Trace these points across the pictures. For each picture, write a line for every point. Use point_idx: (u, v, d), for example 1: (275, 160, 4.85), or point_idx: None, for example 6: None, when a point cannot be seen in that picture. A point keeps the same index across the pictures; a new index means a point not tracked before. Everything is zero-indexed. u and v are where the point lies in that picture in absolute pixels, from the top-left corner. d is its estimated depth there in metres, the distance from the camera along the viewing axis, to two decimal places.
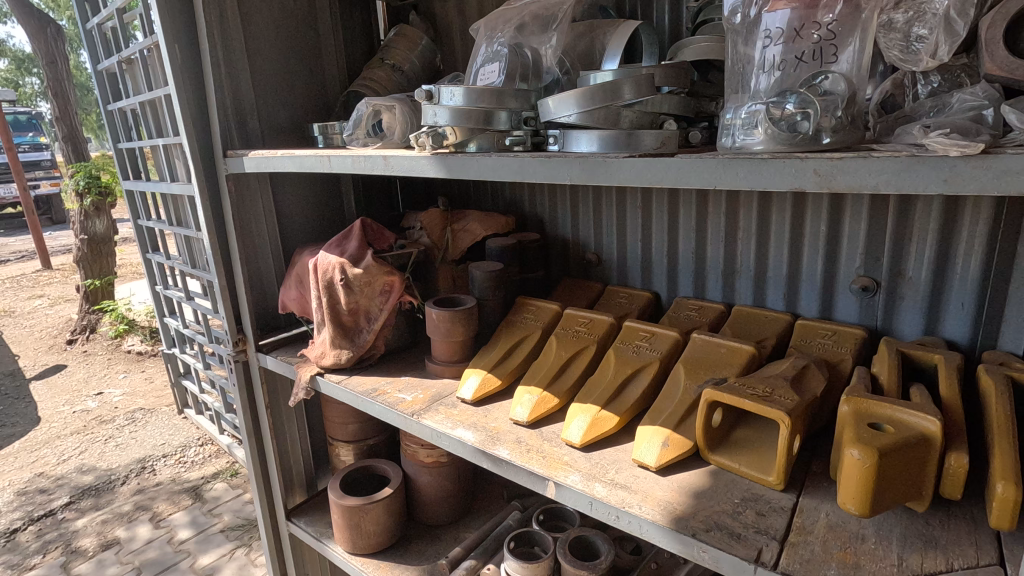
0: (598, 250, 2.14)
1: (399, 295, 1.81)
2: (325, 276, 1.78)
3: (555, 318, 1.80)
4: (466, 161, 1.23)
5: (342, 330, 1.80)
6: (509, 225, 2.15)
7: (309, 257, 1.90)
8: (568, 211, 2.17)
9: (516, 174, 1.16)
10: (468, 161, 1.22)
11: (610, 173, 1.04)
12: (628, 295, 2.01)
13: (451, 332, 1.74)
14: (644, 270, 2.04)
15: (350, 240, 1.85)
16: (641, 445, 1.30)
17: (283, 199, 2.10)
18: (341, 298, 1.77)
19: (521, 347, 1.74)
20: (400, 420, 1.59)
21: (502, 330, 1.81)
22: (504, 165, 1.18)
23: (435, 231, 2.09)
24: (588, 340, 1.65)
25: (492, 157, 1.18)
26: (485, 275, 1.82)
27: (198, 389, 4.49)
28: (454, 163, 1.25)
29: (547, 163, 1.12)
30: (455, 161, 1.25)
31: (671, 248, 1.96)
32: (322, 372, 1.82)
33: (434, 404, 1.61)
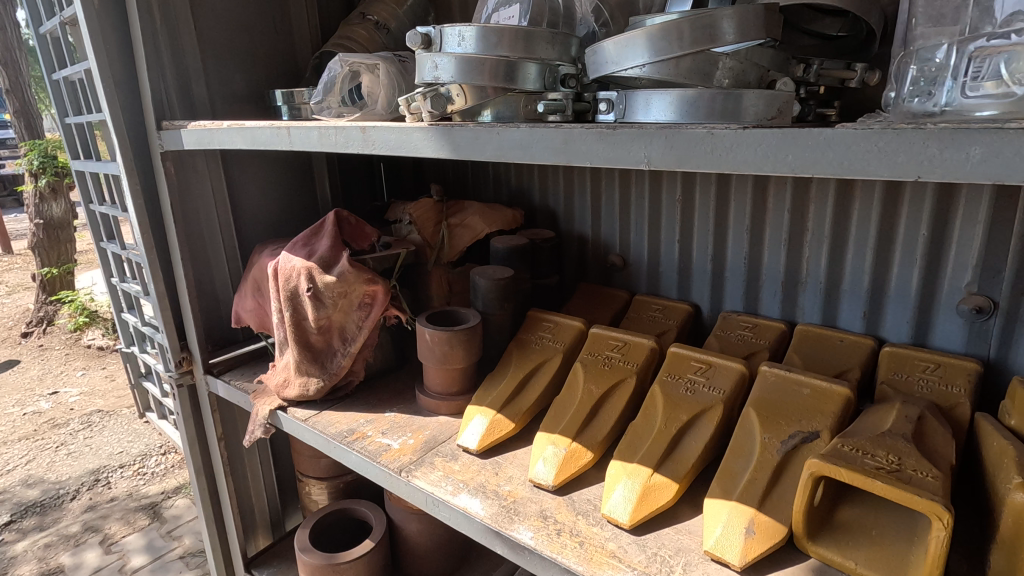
0: (624, 252, 1.77)
1: (383, 309, 1.42)
2: (287, 285, 1.39)
3: (578, 340, 1.45)
4: (481, 136, 0.85)
5: (309, 353, 1.42)
6: (517, 220, 1.79)
7: (269, 259, 1.50)
8: (588, 204, 1.80)
9: (557, 152, 0.78)
10: (484, 136, 0.84)
11: (714, 154, 0.67)
12: (663, 308, 1.65)
13: (451, 359, 1.37)
14: (681, 278, 1.69)
15: (321, 238, 1.46)
16: (716, 532, 0.96)
17: (239, 184, 1.69)
18: (308, 313, 1.39)
19: (538, 377, 1.39)
20: (385, 478, 1.21)
21: (511, 354, 1.45)
22: (538, 139, 0.80)
23: (427, 227, 1.69)
24: (625, 372, 1.30)
25: (520, 128, 0.81)
26: (491, 283, 1.45)
27: (160, 393, 4.06)
28: (463, 139, 0.87)
29: (608, 137, 0.74)
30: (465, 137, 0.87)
31: (718, 253, 1.60)
32: (284, 405, 1.44)
33: (429, 455, 1.25)
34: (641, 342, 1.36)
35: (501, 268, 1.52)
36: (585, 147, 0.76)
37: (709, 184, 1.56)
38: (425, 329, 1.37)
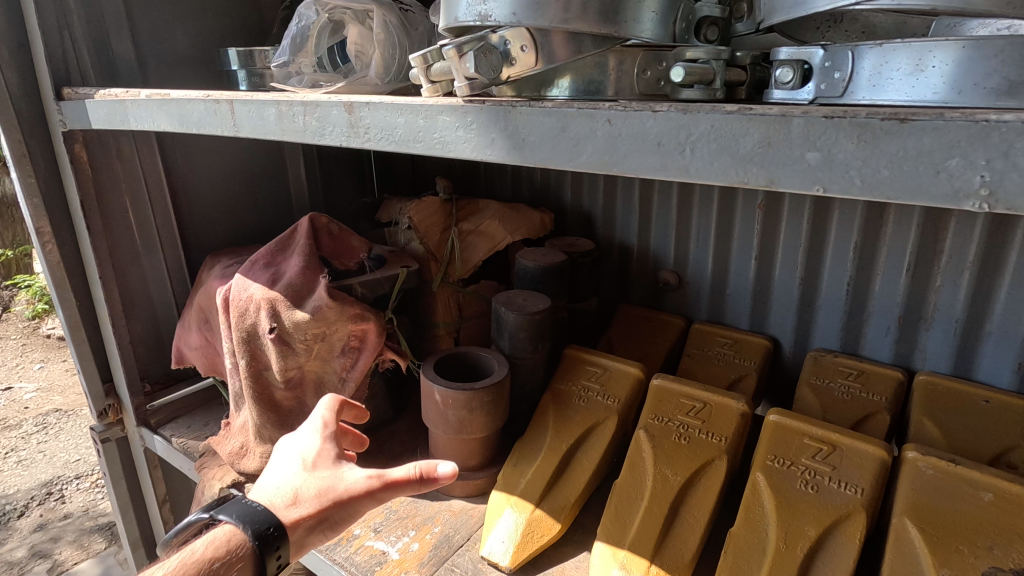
0: (681, 268, 1.40)
1: (376, 354, 1.04)
2: (241, 322, 1.00)
3: (635, 393, 1.11)
4: (584, 129, 0.52)
5: (274, 415, 1.04)
6: (545, 225, 1.42)
7: (217, 282, 1.10)
8: (636, 205, 1.42)
9: (753, 154, 0.46)
10: (583, 123, 0.52)
11: None
12: (732, 343, 1.30)
13: (470, 428, 1.00)
14: (756, 305, 1.33)
15: (290, 255, 1.07)
16: None
17: (183, 176, 1.29)
18: (271, 362, 1.00)
19: (585, 450, 1.04)
20: None
21: (547, 413, 1.10)
22: (698, 137, 0.48)
23: (433, 233, 1.32)
24: (711, 450, 0.96)
25: (661, 114, 0.49)
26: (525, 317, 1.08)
27: None
28: (539, 138, 0.54)
29: (878, 137, 0.41)
30: (535, 131, 0.54)
31: (810, 276, 1.24)
32: (239, 484, 1.06)
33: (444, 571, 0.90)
34: (726, 404, 1.02)
35: (536, 297, 1.15)
36: (808, 156, 0.44)
37: None
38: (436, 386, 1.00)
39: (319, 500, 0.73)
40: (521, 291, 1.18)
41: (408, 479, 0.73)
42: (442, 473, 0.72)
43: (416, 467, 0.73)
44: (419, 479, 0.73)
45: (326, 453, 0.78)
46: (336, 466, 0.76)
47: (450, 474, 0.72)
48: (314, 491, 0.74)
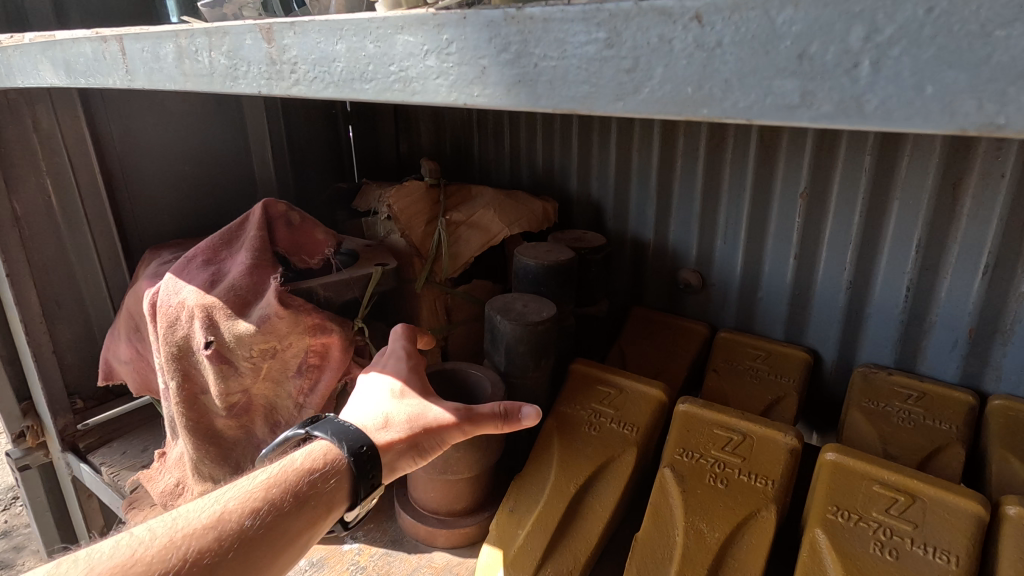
0: (704, 267, 1.21)
1: (340, 374, 0.84)
2: (171, 335, 0.80)
3: (657, 420, 0.92)
4: (658, 50, 0.37)
5: (213, 449, 0.84)
6: (548, 215, 1.22)
7: (147, 282, 0.89)
8: (652, 193, 1.23)
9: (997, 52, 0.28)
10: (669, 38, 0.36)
11: None
12: (764, 357, 1.12)
13: (456, 466, 0.82)
14: (792, 312, 1.14)
15: (237, 250, 0.86)
16: None
17: (120, 156, 1.12)
18: (208, 383, 0.81)
19: (598, 492, 0.85)
20: None
21: (551, 444, 0.91)
22: (893, 39, 0.30)
23: (416, 224, 1.12)
24: (755, 497, 0.78)
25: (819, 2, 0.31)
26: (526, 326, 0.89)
27: None
28: (566, 72, 0.41)
29: None
30: (572, 60, 0.40)
31: (858, 279, 1.06)
32: None
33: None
34: (771, 437, 0.84)
35: (540, 300, 0.96)
36: None
37: (857, 172, 1.00)
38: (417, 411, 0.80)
39: (407, 427, 0.69)
40: (522, 294, 0.99)
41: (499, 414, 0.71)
42: (528, 416, 0.70)
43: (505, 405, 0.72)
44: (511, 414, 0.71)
45: (412, 383, 0.74)
46: (423, 397, 0.73)
47: (534, 414, 0.71)
48: (403, 416, 0.70)
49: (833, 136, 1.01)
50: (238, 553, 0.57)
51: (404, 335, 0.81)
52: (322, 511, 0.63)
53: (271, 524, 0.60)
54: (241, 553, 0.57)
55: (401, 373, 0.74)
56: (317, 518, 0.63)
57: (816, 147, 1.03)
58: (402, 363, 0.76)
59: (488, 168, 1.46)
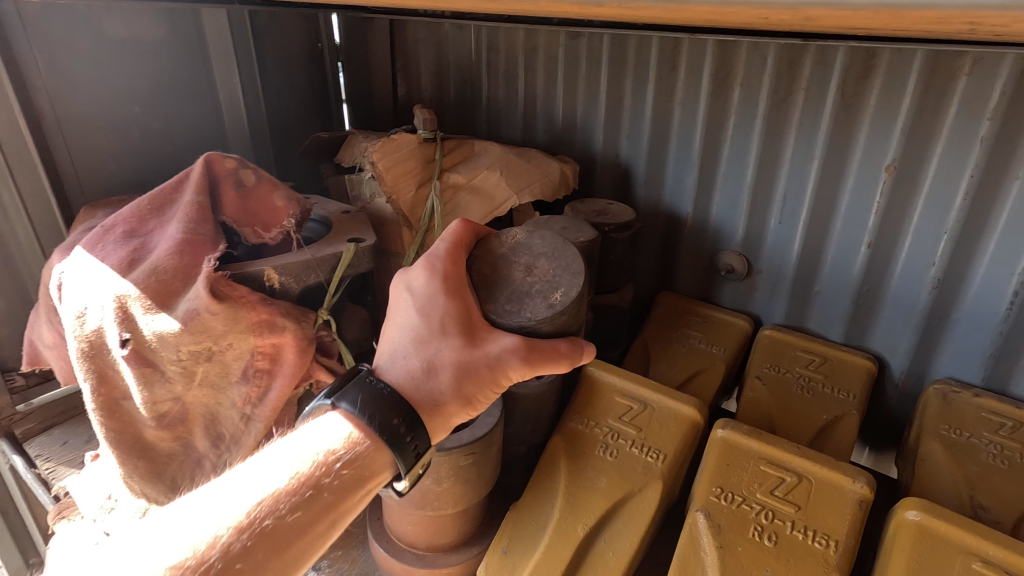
0: (751, 250, 1.01)
1: (297, 380, 0.67)
2: (77, 329, 0.63)
3: (688, 447, 0.74)
4: None
5: (144, 461, 0.69)
6: (567, 180, 1.01)
7: (59, 255, 0.71)
8: (695, 158, 1.01)
9: None
10: None
11: None
12: (818, 364, 0.93)
13: (437, 500, 0.66)
14: (857, 312, 0.94)
15: (168, 217, 0.69)
16: None
17: (49, 91, 0.91)
18: (130, 389, 0.64)
19: (611, 538, 0.69)
20: None
21: (556, 472, 0.74)
22: None
23: (405, 186, 0.92)
24: (812, 564, 0.61)
25: None
26: (531, 325, 0.57)
27: None
28: None
29: None
30: None
31: (948, 277, 0.85)
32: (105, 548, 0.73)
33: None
34: (833, 482, 0.66)
35: (559, 256, 0.62)
36: None
37: (968, 141, 0.78)
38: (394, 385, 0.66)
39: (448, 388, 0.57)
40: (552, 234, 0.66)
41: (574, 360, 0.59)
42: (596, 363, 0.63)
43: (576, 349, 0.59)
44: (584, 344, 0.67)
45: (451, 314, 0.58)
46: (469, 340, 0.57)
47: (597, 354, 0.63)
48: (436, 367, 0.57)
49: (941, 92, 0.78)
50: (314, 516, 0.51)
51: (459, 235, 0.63)
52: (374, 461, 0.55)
53: (337, 482, 0.53)
54: (315, 517, 0.51)
55: (434, 300, 0.58)
56: (377, 472, 0.55)
57: (916, 106, 0.80)
58: (435, 283, 0.59)
59: (498, 119, 1.24)
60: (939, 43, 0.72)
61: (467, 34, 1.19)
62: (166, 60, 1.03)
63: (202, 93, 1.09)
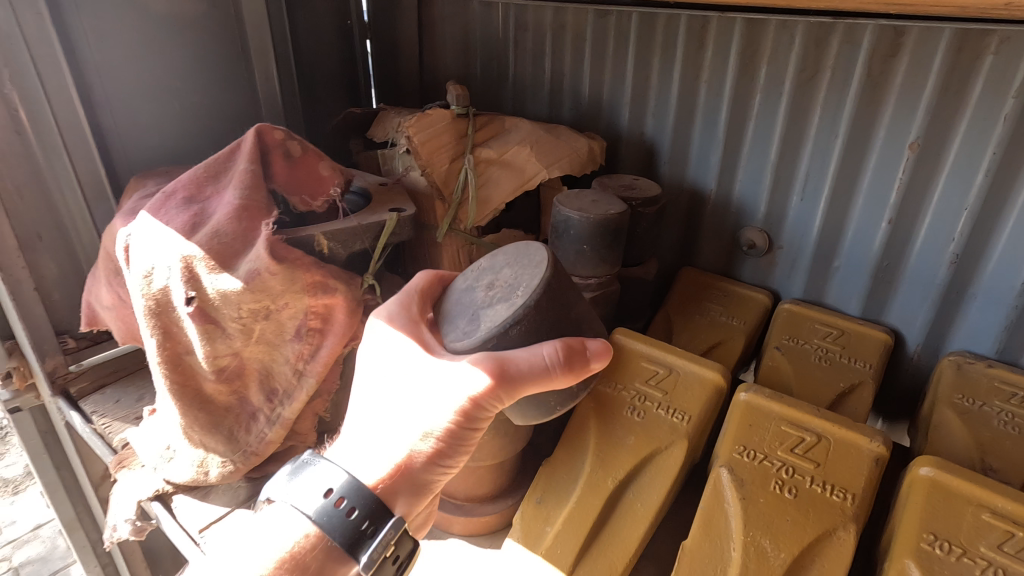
0: (773, 227, 1.04)
1: (347, 340, 0.72)
2: (146, 286, 0.67)
3: (712, 409, 0.78)
4: None
5: (206, 412, 0.74)
6: (594, 156, 1.04)
7: (121, 221, 0.76)
8: (720, 136, 1.03)
9: None
10: None
11: None
12: (837, 336, 0.96)
13: (477, 452, 0.71)
14: (876, 286, 0.97)
15: (224, 185, 0.72)
16: None
17: (98, 65, 0.95)
18: (194, 344, 0.69)
19: (639, 491, 0.73)
20: None
21: (586, 431, 0.79)
22: None
23: (439, 159, 0.96)
24: (831, 514, 0.65)
25: None
26: (492, 335, 0.56)
27: None
28: None
29: None
30: None
31: (966, 253, 0.87)
32: (166, 494, 0.79)
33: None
34: (851, 442, 0.70)
35: (521, 256, 0.61)
36: None
37: (991, 120, 0.80)
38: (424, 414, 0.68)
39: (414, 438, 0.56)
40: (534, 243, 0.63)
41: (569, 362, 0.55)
42: (600, 360, 0.57)
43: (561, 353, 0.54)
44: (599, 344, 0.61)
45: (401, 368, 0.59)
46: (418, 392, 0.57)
47: (600, 352, 0.57)
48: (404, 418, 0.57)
49: (967, 70, 0.80)
50: None
51: (422, 287, 0.66)
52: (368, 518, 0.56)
53: None
54: None
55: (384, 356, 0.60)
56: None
57: (941, 84, 0.82)
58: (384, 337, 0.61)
59: (523, 97, 1.26)
60: (967, 22, 0.74)
61: (495, 13, 1.21)
62: (205, 35, 1.06)
63: (239, 69, 1.13)
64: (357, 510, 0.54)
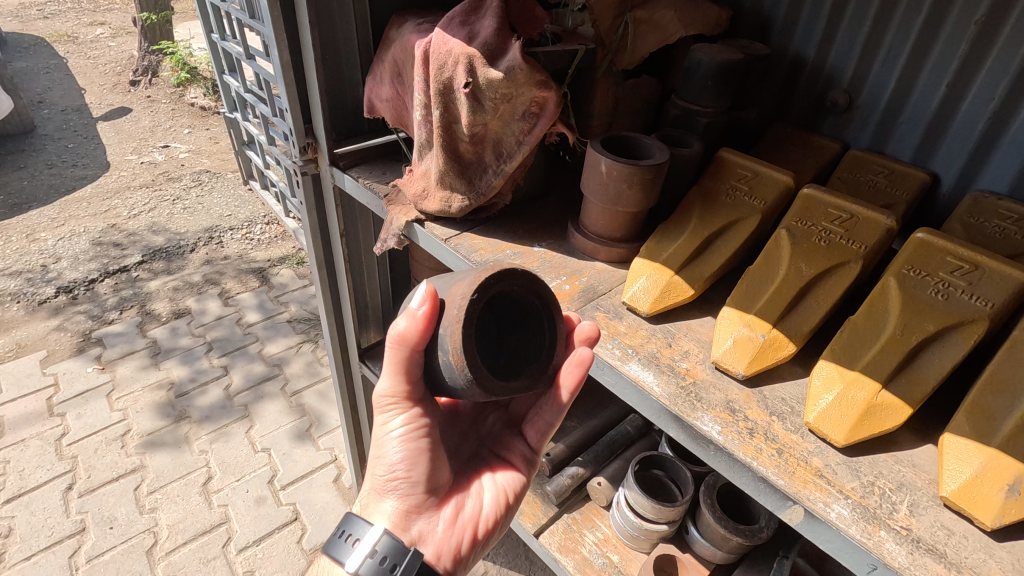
0: (854, 89, 1.34)
1: (552, 123, 1.14)
2: (440, 76, 1.11)
3: (781, 199, 1.16)
4: None
5: (457, 163, 1.21)
6: (721, 22, 1.37)
7: (414, 36, 1.19)
8: (825, 12, 1.32)
9: None
10: None
11: None
12: (887, 172, 1.28)
13: (626, 201, 1.13)
14: (925, 139, 1.27)
15: (483, 15, 1.13)
16: (948, 468, 0.80)
17: None
18: (462, 116, 1.13)
19: (724, 240, 1.14)
20: None
21: (693, 205, 1.19)
22: None
23: (605, 18, 1.28)
24: (848, 253, 1.04)
25: None
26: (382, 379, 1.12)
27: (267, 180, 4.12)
28: None
29: None
30: None
31: (1004, 111, 1.15)
32: (421, 219, 1.28)
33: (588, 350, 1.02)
34: (873, 218, 1.07)
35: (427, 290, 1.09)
36: None
37: None
38: (522, 441, 1.35)
39: (386, 444, 1.14)
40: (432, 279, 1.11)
41: (401, 336, 0.97)
42: (418, 307, 0.95)
43: (389, 338, 0.99)
44: (465, 284, 0.92)
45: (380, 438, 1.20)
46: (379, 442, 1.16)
47: (421, 300, 0.95)
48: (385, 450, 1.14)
49: None
50: None
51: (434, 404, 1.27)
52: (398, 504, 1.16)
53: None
54: None
55: None
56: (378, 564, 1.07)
57: None
58: None
59: None
60: None
61: None
62: None
63: None
64: (383, 555, 1.08)
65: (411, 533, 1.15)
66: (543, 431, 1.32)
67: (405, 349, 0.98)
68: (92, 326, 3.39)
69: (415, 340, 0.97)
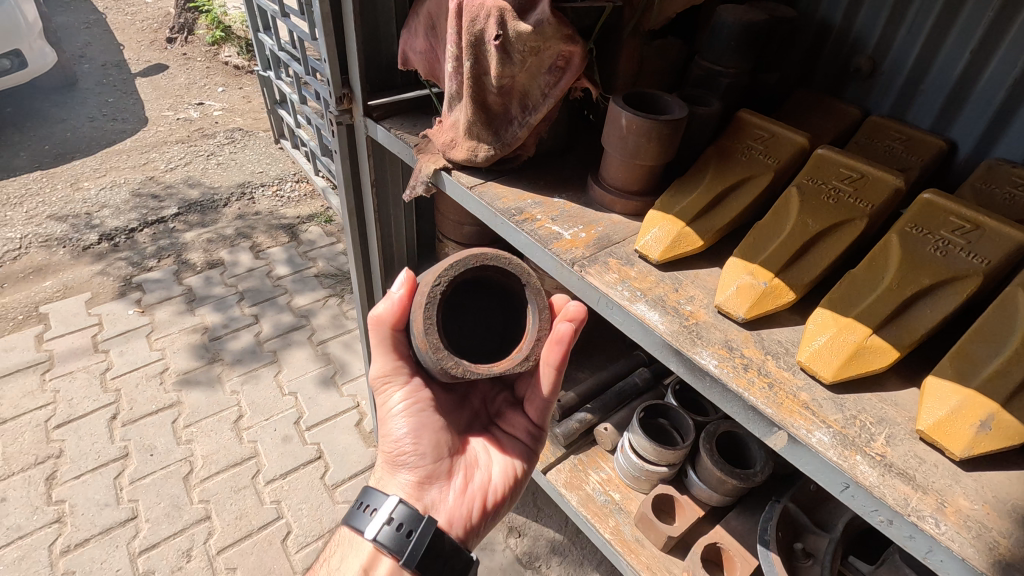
0: (879, 55, 1.35)
1: (576, 77, 1.19)
2: (472, 28, 1.17)
3: (795, 159, 1.21)
4: None
5: (485, 115, 1.28)
6: None
7: None
8: None
9: None
10: None
11: None
12: (905, 138, 1.30)
13: (644, 154, 1.19)
14: (946, 107, 1.29)
15: None
16: (926, 405, 0.87)
17: None
18: (492, 68, 1.19)
19: (737, 196, 1.19)
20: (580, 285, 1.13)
21: (709, 163, 1.24)
22: None
23: None
24: (855, 211, 1.09)
25: None
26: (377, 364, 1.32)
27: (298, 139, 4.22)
28: None
29: None
30: None
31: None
32: (448, 168, 1.36)
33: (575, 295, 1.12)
34: (882, 179, 1.11)
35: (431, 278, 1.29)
36: None
37: None
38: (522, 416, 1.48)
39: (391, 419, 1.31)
40: None
41: (381, 318, 1.20)
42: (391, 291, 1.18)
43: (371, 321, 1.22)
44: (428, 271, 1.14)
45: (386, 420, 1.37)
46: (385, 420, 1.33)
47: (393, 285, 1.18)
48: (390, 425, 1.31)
49: None
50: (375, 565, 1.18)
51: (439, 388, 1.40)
52: (410, 477, 1.31)
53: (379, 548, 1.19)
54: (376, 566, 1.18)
55: None
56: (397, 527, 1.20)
57: None
58: None
59: None
60: None
61: None
62: None
63: None
64: (398, 519, 1.20)
65: (424, 499, 1.29)
66: (541, 407, 1.44)
67: (384, 329, 1.20)
68: (132, 272, 3.58)
69: (391, 318, 1.19)
